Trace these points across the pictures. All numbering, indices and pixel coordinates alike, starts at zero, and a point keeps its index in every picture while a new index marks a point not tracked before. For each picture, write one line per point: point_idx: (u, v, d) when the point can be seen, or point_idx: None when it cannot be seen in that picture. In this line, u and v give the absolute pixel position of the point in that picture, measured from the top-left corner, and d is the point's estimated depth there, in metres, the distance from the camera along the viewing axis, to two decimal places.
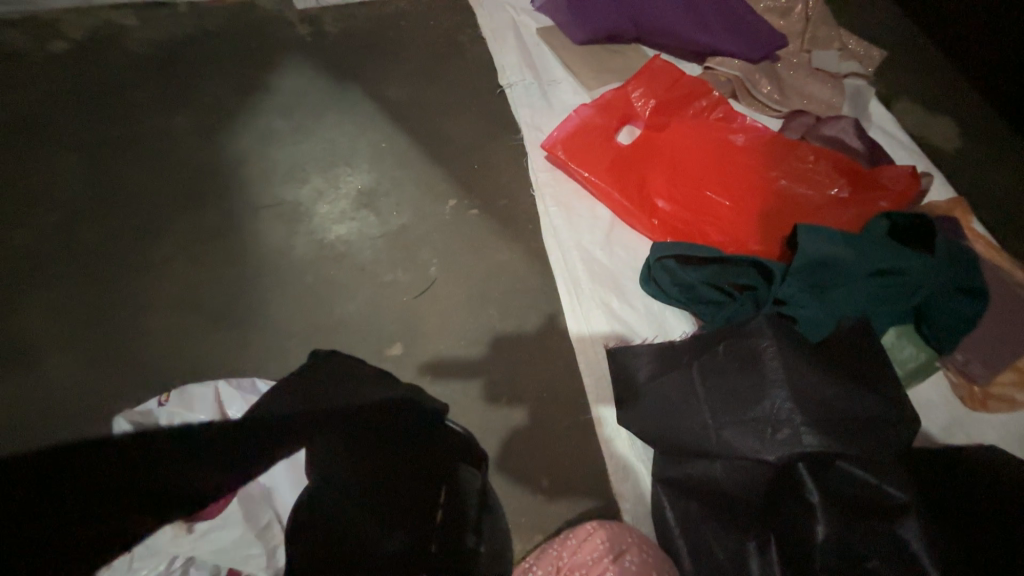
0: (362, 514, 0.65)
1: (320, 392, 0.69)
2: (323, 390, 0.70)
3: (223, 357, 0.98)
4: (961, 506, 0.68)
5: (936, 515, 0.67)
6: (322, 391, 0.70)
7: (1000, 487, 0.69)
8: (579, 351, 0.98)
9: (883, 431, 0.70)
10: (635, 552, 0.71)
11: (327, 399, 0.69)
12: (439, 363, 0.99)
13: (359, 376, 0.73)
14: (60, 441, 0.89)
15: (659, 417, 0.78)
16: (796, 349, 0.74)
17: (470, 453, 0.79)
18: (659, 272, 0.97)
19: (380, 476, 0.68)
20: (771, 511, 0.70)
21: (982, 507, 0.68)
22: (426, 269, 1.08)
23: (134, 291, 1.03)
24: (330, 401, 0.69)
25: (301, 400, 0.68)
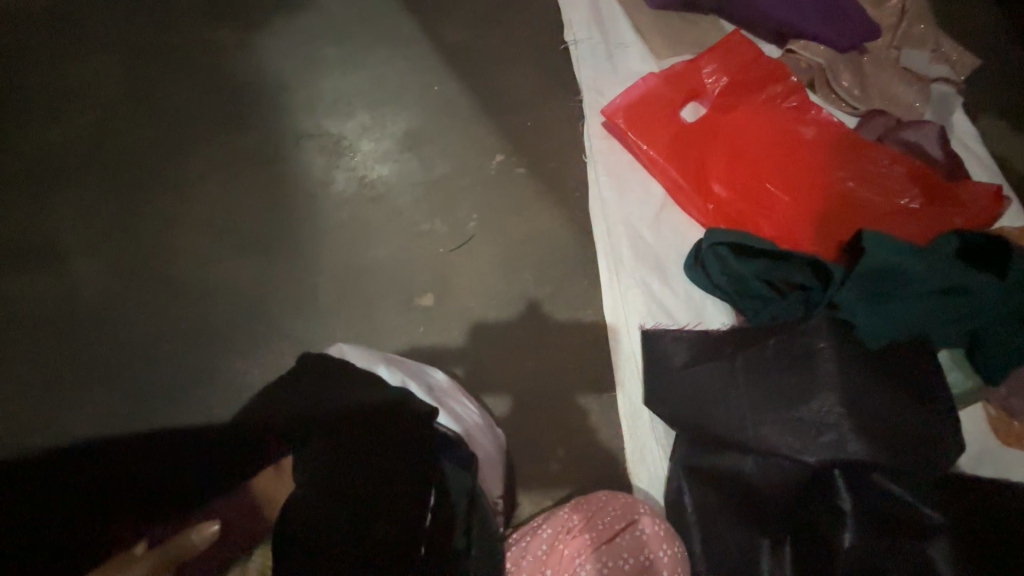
0: (338, 505, 0.62)
1: (309, 389, 0.73)
2: (312, 388, 0.73)
3: (254, 283, 0.97)
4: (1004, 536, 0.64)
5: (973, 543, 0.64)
6: (312, 389, 0.73)
7: None
8: (611, 329, 0.96)
9: (931, 452, 0.68)
10: (651, 521, 0.71)
11: (320, 393, 0.72)
12: (469, 320, 0.98)
13: (349, 375, 0.75)
14: (99, 342, 0.92)
15: (691, 404, 0.76)
16: (853, 353, 0.72)
17: (461, 452, 0.70)
18: (710, 259, 0.92)
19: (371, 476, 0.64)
20: (798, 515, 0.68)
21: None
22: (465, 224, 1.05)
23: (167, 205, 1.01)
24: (333, 396, 0.71)
25: (297, 396, 0.73)
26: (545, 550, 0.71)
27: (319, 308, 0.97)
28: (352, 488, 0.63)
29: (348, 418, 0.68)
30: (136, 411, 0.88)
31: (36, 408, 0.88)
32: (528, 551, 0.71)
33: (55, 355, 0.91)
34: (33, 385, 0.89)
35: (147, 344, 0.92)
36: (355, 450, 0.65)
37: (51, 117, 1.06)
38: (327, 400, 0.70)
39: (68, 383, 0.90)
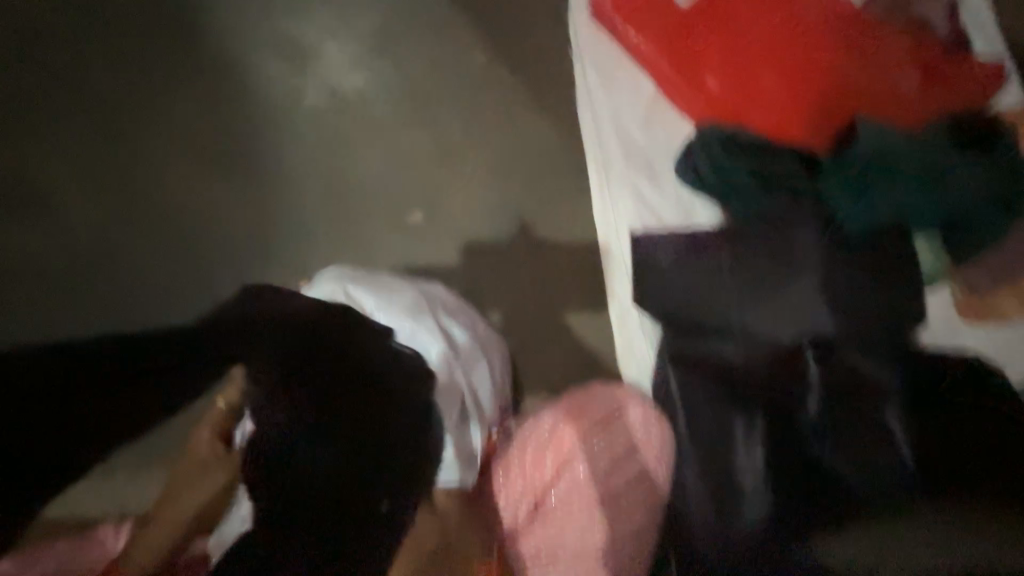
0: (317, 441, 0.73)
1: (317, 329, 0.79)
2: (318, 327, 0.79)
3: (243, 209, 0.99)
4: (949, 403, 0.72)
5: (925, 411, 0.72)
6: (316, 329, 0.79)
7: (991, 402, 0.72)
8: (601, 235, 0.97)
9: (893, 327, 0.74)
10: (641, 408, 0.81)
11: (325, 335, 0.78)
12: (461, 233, 1.00)
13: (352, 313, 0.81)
14: (102, 274, 0.96)
15: (677, 299, 0.80)
16: (835, 236, 0.76)
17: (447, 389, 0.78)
18: (702, 155, 0.90)
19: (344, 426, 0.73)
20: (772, 394, 0.74)
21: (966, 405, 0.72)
22: (449, 136, 1.04)
23: (149, 138, 1.02)
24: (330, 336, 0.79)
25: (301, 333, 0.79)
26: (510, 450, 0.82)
27: (311, 231, 0.99)
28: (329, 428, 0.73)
29: (334, 368, 0.76)
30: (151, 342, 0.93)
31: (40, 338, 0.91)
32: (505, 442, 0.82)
33: (61, 295, 0.94)
34: (36, 316, 0.92)
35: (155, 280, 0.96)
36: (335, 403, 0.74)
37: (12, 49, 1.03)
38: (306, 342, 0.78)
39: (78, 320, 0.93)
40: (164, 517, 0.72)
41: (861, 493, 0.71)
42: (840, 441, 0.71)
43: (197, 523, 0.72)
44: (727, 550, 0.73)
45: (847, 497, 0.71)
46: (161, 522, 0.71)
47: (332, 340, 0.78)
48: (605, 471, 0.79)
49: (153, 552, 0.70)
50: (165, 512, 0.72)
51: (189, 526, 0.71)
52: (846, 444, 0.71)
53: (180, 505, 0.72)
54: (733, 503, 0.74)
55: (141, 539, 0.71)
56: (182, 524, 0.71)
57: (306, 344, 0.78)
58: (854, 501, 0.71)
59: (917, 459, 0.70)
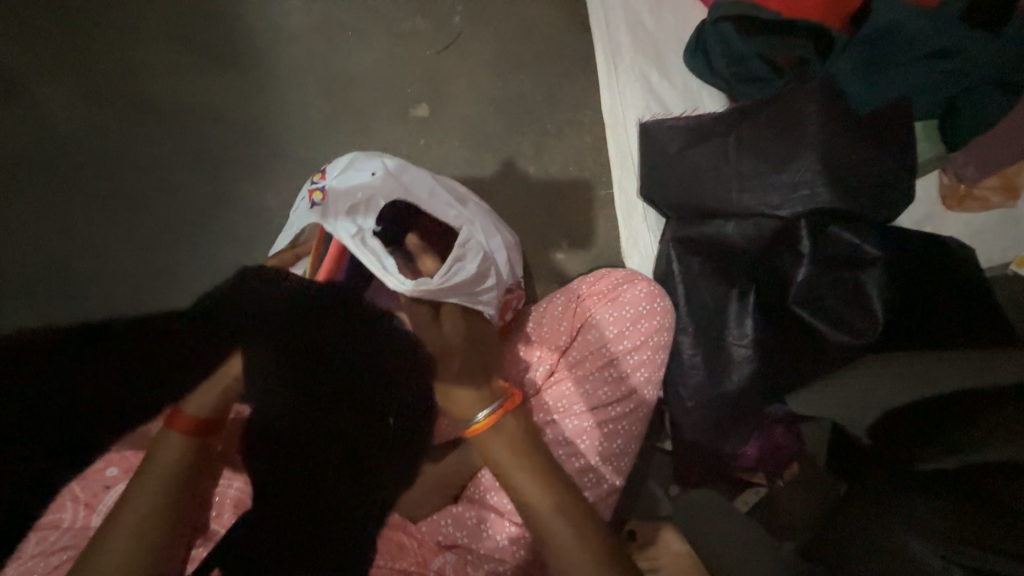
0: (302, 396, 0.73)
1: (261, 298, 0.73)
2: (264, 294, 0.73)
3: (243, 104, 0.98)
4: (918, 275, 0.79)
5: (899, 279, 0.78)
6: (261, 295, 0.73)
7: (957, 274, 0.80)
8: (609, 129, 1.01)
9: (886, 200, 0.79)
10: (647, 283, 0.86)
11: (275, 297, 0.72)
12: (467, 124, 1.01)
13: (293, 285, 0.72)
14: (104, 173, 0.94)
15: (684, 182, 0.84)
16: (838, 114, 0.78)
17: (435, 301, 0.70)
18: (711, 40, 0.89)
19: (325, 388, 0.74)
20: (763, 267, 0.82)
21: (935, 277, 0.79)
22: (449, 20, 1.03)
23: (139, 31, 1.00)
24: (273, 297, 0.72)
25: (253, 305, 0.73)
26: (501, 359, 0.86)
27: (317, 123, 0.98)
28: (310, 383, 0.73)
29: (303, 317, 0.72)
30: (171, 242, 0.94)
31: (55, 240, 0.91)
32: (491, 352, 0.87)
33: (68, 201, 0.93)
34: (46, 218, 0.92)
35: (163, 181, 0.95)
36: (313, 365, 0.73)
37: None
38: (278, 317, 0.72)
39: (86, 223, 0.93)
40: (185, 417, 0.66)
41: (841, 347, 0.79)
42: (820, 304, 0.80)
43: (223, 408, 0.68)
44: (714, 400, 0.86)
45: (830, 348, 0.80)
46: (180, 424, 0.65)
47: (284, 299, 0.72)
48: (613, 338, 0.85)
49: (180, 445, 0.64)
50: (184, 414, 0.66)
51: (220, 410, 0.68)
52: (830, 307, 0.80)
53: (199, 399, 0.67)
54: (723, 363, 0.85)
55: (163, 441, 0.64)
56: (207, 414, 0.67)
57: (254, 313, 0.72)
58: (835, 352, 0.80)
59: (895, 314, 0.78)
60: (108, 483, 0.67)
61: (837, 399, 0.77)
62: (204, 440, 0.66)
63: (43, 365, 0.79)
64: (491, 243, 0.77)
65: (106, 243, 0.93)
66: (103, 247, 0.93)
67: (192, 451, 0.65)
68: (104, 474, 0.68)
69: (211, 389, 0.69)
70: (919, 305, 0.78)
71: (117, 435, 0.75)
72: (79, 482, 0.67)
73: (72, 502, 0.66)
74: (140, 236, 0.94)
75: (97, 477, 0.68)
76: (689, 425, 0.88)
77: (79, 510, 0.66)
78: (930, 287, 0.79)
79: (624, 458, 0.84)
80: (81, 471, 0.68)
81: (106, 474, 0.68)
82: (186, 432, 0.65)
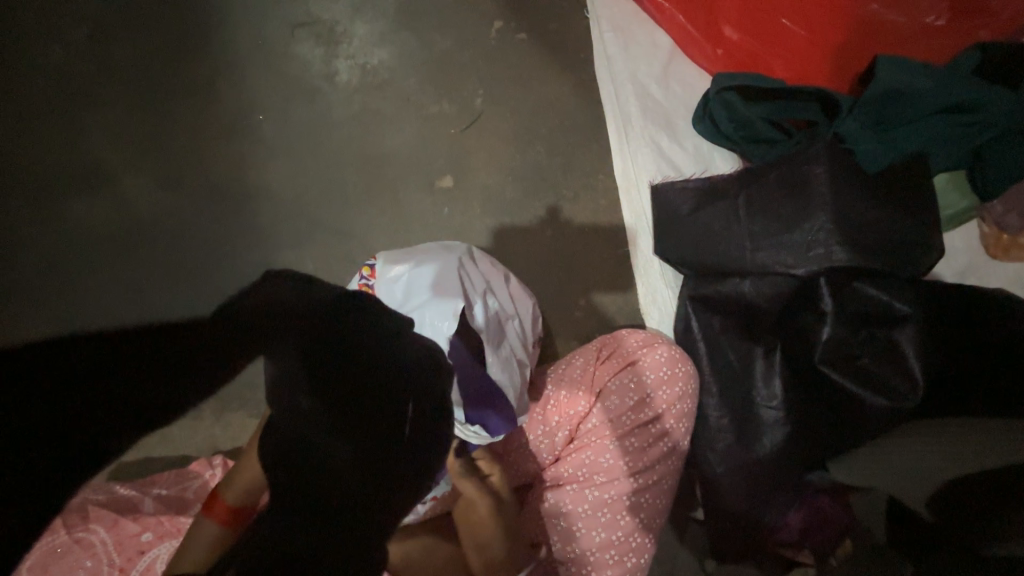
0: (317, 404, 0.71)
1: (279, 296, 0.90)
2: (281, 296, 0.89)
3: (282, 178, 1.07)
4: (961, 332, 0.73)
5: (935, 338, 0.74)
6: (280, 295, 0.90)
7: None
8: (623, 191, 1.06)
9: (911, 255, 0.77)
10: (668, 347, 0.85)
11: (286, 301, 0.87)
12: (488, 191, 1.08)
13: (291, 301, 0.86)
14: (155, 245, 1.02)
15: (698, 243, 0.85)
16: (850, 174, 0.78)
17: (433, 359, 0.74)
18: (717, 106, 0.93)
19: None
20: (786, 325, 0.79)
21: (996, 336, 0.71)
22: (471, 101, 1.13)
23: (185, 114, 1.09)
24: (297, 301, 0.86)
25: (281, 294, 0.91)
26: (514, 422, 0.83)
27: (350, 195, 1.07)
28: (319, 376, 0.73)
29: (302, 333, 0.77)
30: (207, 306, 0.99)
31: (110, 307, 0.99)
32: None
33: (121, 269, 1.01)
34: (103, 287, 1.00)
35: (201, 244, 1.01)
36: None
37: (57, 39, 1.10)
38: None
39: (135, 292, 1.00)
40: (221, 505, 0.71)
41: (881, 415, 0.72)
42: (854, 365, 0.75)
43: (252, 495, 0.72)
44: (742, 468, 0.81)
45: (868, 415, 0.73)
46: (216, 513, 0.70)
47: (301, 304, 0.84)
48: (636, 404, 0.85)
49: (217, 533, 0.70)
50: (219, 500, 0.71)
51: (249, 499, 0.72)
52: (865, 367, 0.75)
53: (235, 491, 0.71)
54: (755, 426, 0.80)
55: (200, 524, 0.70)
56: (239, 503, 0.71)
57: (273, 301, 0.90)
58: (876, 419, 0.73)
59: (938, 376, 0.72)
60: (142, 548, 0.75)
61: (893, 474, 0.70)
62: (236, 526, 0.71)
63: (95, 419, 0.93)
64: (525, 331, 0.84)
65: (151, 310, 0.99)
66: (148, 312, 0.99)
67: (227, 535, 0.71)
68: (138, 539, 0.75)
69: (239, 481, 0.71)
70: (969, 365, 0.72)
71: (157, 496, 0.80)
72: (114, 547, 0.75)
73: (108, 566, 0.74)
74: (180, 302, 0.99)
75: (131, 543, 0.75)
76: (717, 494, 0.83)
77: (115, 574, 0.74)
78: (985, 347, 0.71)
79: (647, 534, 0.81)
80: (118, 536, 0.75)
81: (141, 539, 0.75)
82: (221, 521, 0.71)
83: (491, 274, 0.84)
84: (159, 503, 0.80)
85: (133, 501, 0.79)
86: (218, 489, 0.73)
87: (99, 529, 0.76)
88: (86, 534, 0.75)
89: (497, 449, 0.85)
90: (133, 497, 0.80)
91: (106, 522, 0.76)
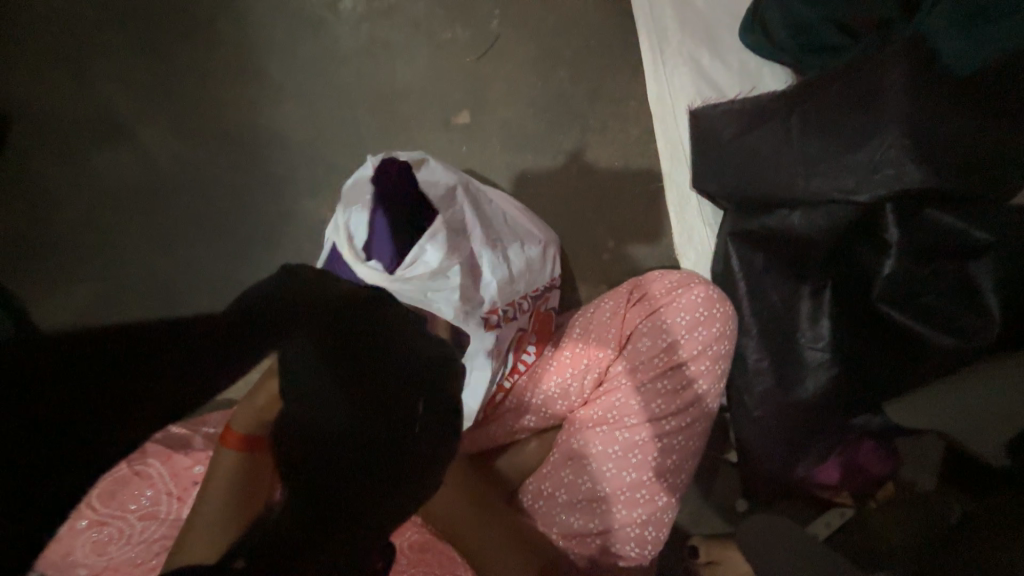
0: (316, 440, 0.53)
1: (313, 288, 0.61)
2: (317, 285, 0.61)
3: (293, 120, 1.02)
4: None
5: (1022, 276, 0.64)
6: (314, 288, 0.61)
7: None
8: (658, 122, 0.98)
9: (1005, 171, 0.65)
10: (704, 287, 0.80)
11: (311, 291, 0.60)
12: (508, 126, 1.01)
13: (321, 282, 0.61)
14: (174, 197, 1.01)
15: (742, 169, 0.77)
16: (931, 77, 0.66)
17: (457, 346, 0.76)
18: (769, 9, 0.80)
19: (349, 381, 0.54)
20: (841, 258, 0.72)
21: None
22: (486, 24, 1.04)
23: (191, 57, 1.04)
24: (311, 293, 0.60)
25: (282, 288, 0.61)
26: (519, 332, 0.82)
27: (362, 138, 1.02)
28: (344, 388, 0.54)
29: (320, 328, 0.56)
30: (232, 258, 0.99)
31: (136, 262, 0.99)
32: (528, 363, 0.85)
33: (143, 224, 1.00)
34: (127, 242, 0.99)
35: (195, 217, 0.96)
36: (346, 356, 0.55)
37: None
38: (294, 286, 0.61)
39: (159, 245, 0.99)
40: (232, 436, 0.58)
41: (945, 353, 0.66)
42: (918, 302, 0.68)
43: (264, 426, 0.57)
44: (781, 411, 0.77)
45: (929, 352, 0.67)
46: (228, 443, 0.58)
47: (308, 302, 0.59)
48: (667, 347, 0.81)
49: (229, 463, 0.57)
50: (233, 430, 0.59)
51: (262, 430, 0.57)
52: (931, 303, 0.68)
53: (244, 416, 0.59)
54: (801, 369, 0.75)
55: (217, 460, 0.58)
56: (249, 431, 0.57)
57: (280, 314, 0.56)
58: (939, 358, 0.67)
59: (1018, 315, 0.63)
60: (195, 478, 0.77)
61: (942, 408, 0.65)
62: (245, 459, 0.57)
63: None
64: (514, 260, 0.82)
65: (177, 262, 0.99)
66: (174, 265, 0.99)
67: (240, 471, 0.56)
68: (192, 471, 0.78)
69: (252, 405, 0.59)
70: None
71: (207, 434, 0.86)
72: (170, 477, 0.77)
73: (166, 495, 0.76)
74: (205, 254, 0.99)
75: (186, 474, 0.78)
76: (750, 435, 0.80)
77: (173, 502, 0.75)
78: None
79: (680, 473, 0.81)
80: (172, 468, 0.78)
81: (194, 471, 0.78)
82: (236, 450, 0.58)
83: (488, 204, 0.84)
84: (208, 440, 0.84)
85: (184, 440, 0.84)
86: (233, 421, 0.61)
87: (156, 462, 0.78)
88: (144, 466, 0.77)
89: (524, 393, 0.84)
90: (186, 436, 0.85)
91: (160, 457, 0.79)
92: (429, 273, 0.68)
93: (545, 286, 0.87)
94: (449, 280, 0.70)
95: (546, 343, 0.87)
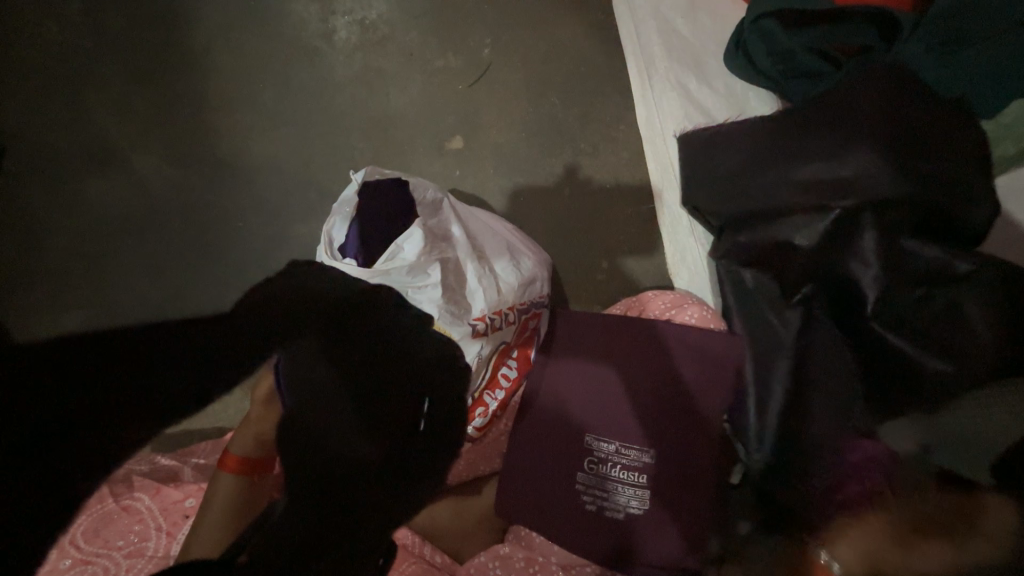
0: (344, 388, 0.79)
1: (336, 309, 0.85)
2: (337, 307, 0.85)
3: (287, 145, 1.04)
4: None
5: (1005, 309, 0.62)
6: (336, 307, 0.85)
7: None
8: (648, 143, 1.01)
9: (971, 201, 0.67)
10: (698, 306, 0.86)
11: (331, 306, 0.86)
12: (500, 149, 1.02)
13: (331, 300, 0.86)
14: (168, 223, 1.01)
15: (732, 189, 0.78)
16: (907, 100, 0.69)
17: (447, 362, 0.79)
18: (753, 38, 0.82)
19: (366, 367, 0.80)
20: (822, 269, 0.70)
21: None
22: (477, 52, 1.06)
23: (185, 85, 1.06)
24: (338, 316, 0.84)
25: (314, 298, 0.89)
26: (502, 345, 0.81)
27: (356, 163, 1.03)
28: (364, 381, 0.79)
29: (347, 331, 0.83)
30: (224, 283, 0.99)
31: (128, 288, 0.98)
32: (509, 378, 0.84)
33: (136, 250, 1.00)
34: (120, 268, 0.99)
35: (176, 246, 1.00)
36: (343, 354, 0.82)
37: (54, 16, 1.09)
38: (313, 312, 0.87)
39: (152, 271, 0.99)
40: (233, 457, 0.72)
41: (938, 380, 0.64)
42: (907, 325, 0.66)
43: (263, 446, 0.74)
44: (785, 438, 0.68)
45: (924, 379, 0.64)
46: (228, 465, 0.71)
47: (332, 319, 0.85)
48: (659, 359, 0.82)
49: (232, 482, 0.71)
50: (232, 455, 0.72)
51: (261, 450, 0.74)
52: (919, 327, 0.65)
53: (241, 440, 0.74)
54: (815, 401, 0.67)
55: (216, 481, 0.71)
56: (250, 453, 0.73)
57: (334, 294, 0.86)
58: (930, 386, 0.64)
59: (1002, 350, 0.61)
60: (187, 512, 0.74)
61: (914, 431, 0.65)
62: (247, 478, 0.72)
63: (97, 386, 0.92)
64: (498, 267, 0.82)
65: (169, 288, 0.98)
66: (165, 291, 0.98)
67: (243, 487, 0.71)
68: (183, 504, 0.75)
69: (249, 433, 0.75)
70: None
71: (196, 464, 0.83)
72: (159, 513, 0.74)
73: (155, 531, 0.72)
74: (197, 281, 0.98)
75: (176, 508, 0.75)
76: (764, 447, 0.70)
77: (162, 538, 0.72)
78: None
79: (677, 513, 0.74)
80: (162, 502, 0.75)
81: (186, 504, 0.75)
82: (236, 471, 0.71)
83: (471, 214, 0.87)
84: (197, 471, 0.82)
85: (172, 471, 0.82)
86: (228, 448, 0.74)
87: (143, 496, 0.76)
88: (132, 501, 0.76)
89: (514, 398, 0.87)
90: (174, 467, 0.82)
91: (150, 491, 0.77)
92: (407, 268, 0.72)
93: (535, 302, 0.85)
94: (428, 277, 0.73)
95: (525, 359, 0.86)
